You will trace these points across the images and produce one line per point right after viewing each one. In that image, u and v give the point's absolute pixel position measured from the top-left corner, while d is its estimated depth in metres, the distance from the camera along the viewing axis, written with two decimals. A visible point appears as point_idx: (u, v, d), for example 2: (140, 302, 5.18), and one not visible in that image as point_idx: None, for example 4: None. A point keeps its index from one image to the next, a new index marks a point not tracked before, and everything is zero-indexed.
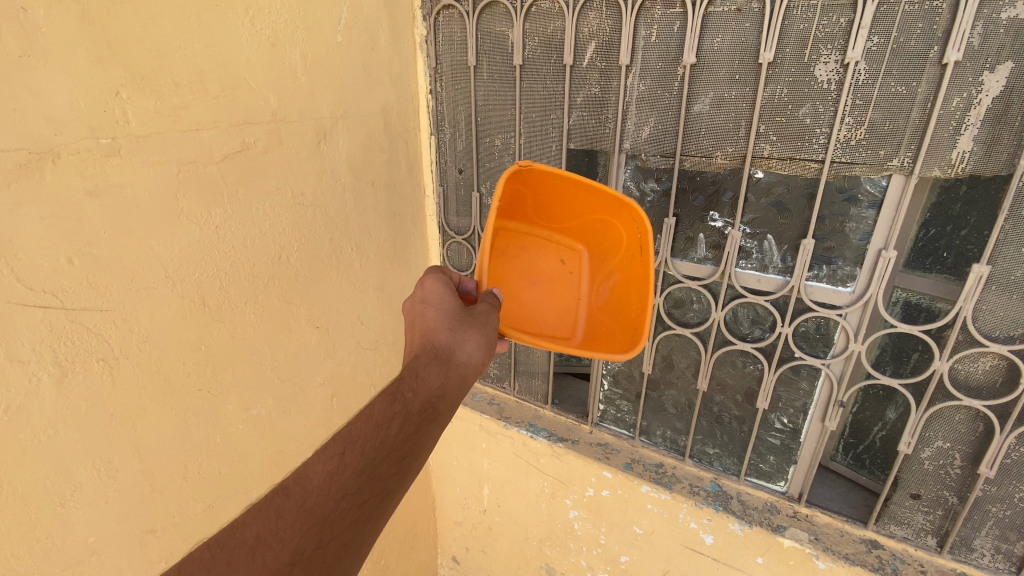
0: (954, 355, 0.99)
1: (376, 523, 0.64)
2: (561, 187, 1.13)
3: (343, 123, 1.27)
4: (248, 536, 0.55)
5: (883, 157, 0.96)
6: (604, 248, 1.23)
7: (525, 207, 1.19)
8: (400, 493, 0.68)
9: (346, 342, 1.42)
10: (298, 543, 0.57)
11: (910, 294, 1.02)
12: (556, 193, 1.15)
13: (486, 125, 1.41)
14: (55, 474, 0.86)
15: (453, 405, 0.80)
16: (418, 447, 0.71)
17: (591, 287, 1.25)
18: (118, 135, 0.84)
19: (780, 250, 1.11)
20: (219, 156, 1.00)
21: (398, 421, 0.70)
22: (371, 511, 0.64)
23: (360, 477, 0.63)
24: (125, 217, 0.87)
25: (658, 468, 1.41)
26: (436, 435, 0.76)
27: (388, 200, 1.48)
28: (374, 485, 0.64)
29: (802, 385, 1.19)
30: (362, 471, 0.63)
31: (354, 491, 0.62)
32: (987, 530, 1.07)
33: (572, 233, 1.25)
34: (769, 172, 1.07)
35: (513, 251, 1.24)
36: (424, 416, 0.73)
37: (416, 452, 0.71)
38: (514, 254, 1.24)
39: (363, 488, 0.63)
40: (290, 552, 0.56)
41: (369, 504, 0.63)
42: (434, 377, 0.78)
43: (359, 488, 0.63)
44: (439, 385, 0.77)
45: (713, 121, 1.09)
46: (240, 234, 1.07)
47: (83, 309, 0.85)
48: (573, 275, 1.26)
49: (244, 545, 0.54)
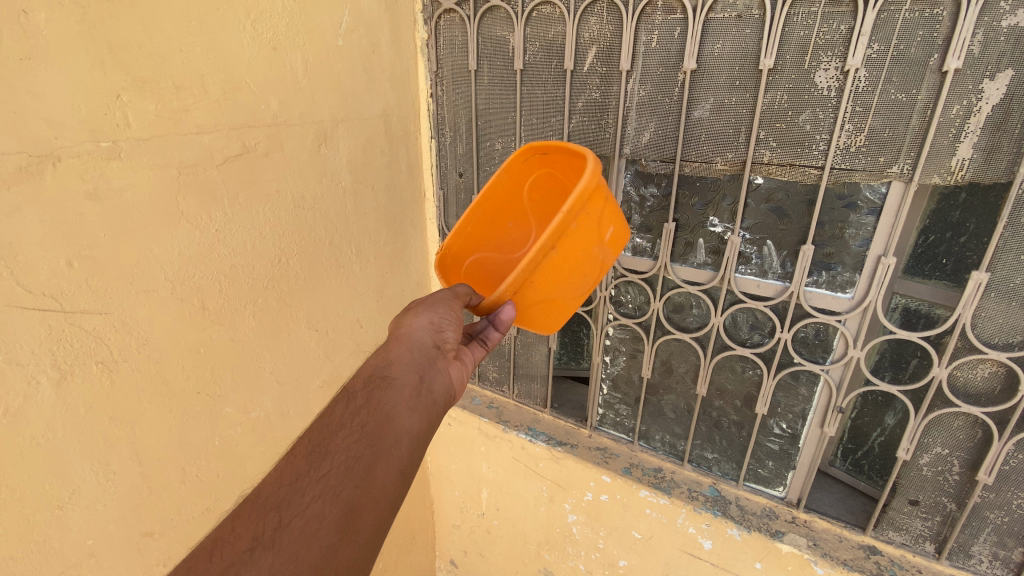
0: (953, 361, 1.00)
1: (351, 490, 0.69)
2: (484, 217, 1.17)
3: (344, 126, 1.27)
4: (208, 542, 0.62)
5: (883, 164, 0.96)
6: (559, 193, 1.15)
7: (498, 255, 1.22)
8: (377, 459, 0.73)
9: (345, 345, 1.42)
10: (258, 529, 0.63)
11: (910, 300, 1.02)
12: (487, 224, 1.18)
13: (486, 128, 1.41)
14: (53, 476, 0.85)
15: (415, 365, 0.86)
16: (378, 414, 0.77)
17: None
18: (119, 138, 0.84)
19: (779, 256, 1.11)
20: (220, 158, 1.00)
21: (345, 404, 0.79)
22: (338, 482, 0.69)
23: (308, 460, 0.70)
24: (124, 219, 0.87)
25: (657, 473, 1.41)
26: (407, 397, 0.81)
27: (389, 202, 1.48)
28: (326, 462, 0.70)
29: (801, 391, 1.19)
30: (311, 452, 0.71)
31: (306, 470, 0.69)
32: (986, 536, 1.07)
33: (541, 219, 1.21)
34: (769, 178, 1.07)
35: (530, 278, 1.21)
36: (372, 386, 0.81)
37: (376, 418, 0.77)
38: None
39: (316, 463, 0.70)
40: (249, 540, 0.62)
41: (333, 475, 0.69)
42: (376, 358, 0.87)
43: (312, 466, 0.70)
44: (383, 361, 0.86)
45: (713, 126, 1.09)
46: (240, 236, 1.07)
47: (82, 311, 0.84)
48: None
49: (207, 548, 0.62)
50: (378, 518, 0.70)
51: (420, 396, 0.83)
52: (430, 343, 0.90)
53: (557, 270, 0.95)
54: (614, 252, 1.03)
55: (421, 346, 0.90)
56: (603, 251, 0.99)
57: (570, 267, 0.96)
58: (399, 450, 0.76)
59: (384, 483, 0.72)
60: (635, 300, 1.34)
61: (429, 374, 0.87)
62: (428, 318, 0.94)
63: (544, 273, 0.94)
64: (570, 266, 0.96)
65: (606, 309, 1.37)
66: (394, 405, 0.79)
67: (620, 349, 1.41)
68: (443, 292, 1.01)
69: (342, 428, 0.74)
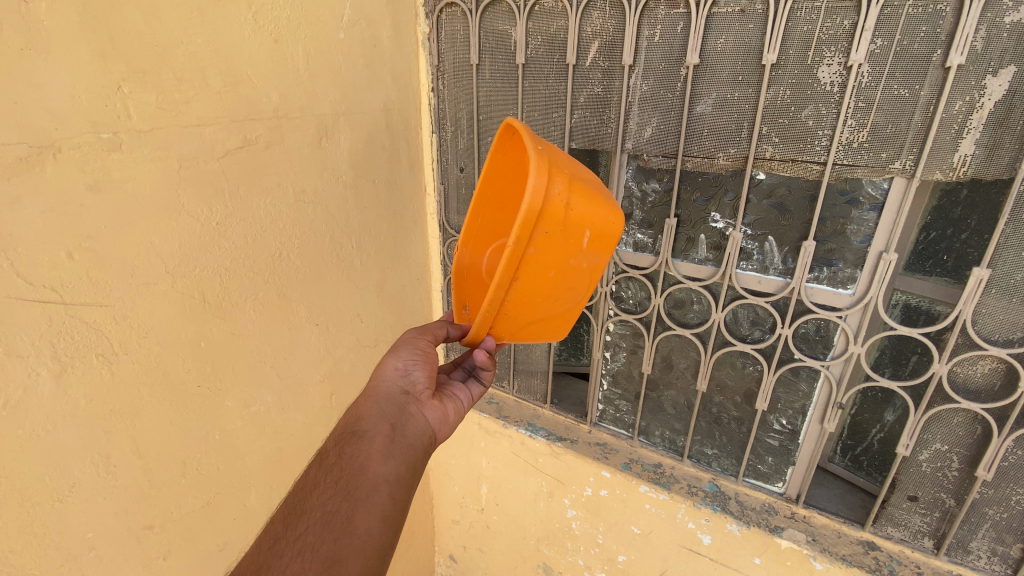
0: (953, 358, 1.00)
1: (333, 541, 0.69)
2: (491, 200, 1.14)
3: (345, 119, 1.26)
4: None
5: (885, 159, 0.96)
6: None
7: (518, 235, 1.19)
8: (355, 508, 0.73)
9: (345, 340, 1.42)
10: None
11: (910, 297, 1.03)
12: (496, 210, 1.16)
13: (487, 124, 1.41)
14: (53, 469, 0.85)
15: (385, 415, 0.88)
16: (353, 466, 0.78)
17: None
18: (120, 130, 0.84)
19: (781, 252, 1.11)
20: (221, 151, 1.00)
21: (319, 463, 0.80)
22: (317, 535, 0.69)
23: (285, 522, 0.71)
24: (124, 210, 0.87)
25: (656, 468, 1.41)
26: (380, 445, 0.83)
27: (389, 197, 1.47)
28: (304, 520, 0.71)
29: (801, 387, 1.19)
30: (287, 514, 0.72)
31: (283, 531, 0.69)
32: (984, 532, 1.08)
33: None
34: (771, 173, 1.07)
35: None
36: (344, 441, 0.82)
37: (351, 470, 0.77)
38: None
39: (293, 524, 0.70)
40: None
41: (311, 532, 0.69)
42: (348, 415, 0.89)
43: (290, 526, 0.70)
44: (354, 416, 0.88)
45: (715, 121, 1.09)
46: (241, 229, 1.07)
47: (83, 304, 0.84)
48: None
49: None
50: (366, 566, 0.70)
51: (395, 442, 0.85)
52: (398, 391, 0.93)
53: (532, 296, 0.92)
54: (603, 251, 0.96)
55: (389, 396, 0.92)
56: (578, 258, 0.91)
57: (544, 289, 0.92)
58: (378, 496, 0.76)
59: (367, 531, 0.72)
60: (636, 296, 1.34)
61: (400, 421, 0.89)
62: (393, 367, 0.97)
63: (517, 301, 0.92)
64: (547, 287, 0.92)
65: (607, 305, 1.37)
66: (368, 455, 0.80)
67: (620, 345, 1.41)
68: (410, 333, 1.04)
69: (317, 488, 0.75)
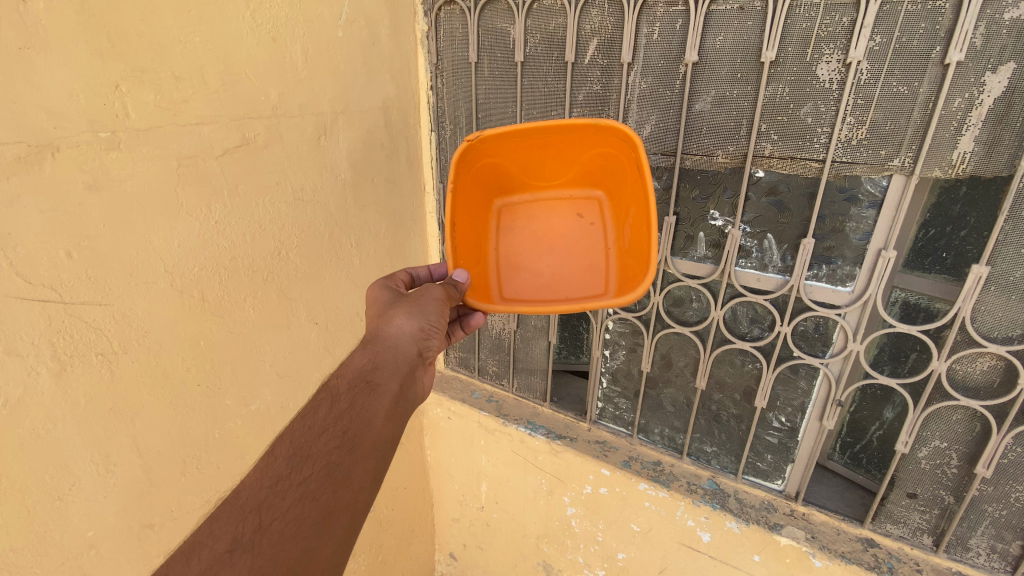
0: (952, 355, 1.00)
1: (331, 492, 0.69)
2: (543, 139, 1.13)
3: (344, 118, 1.26)
4: (185, 545, 0.62)
5: (884, 157, 0.96)
6: (616, 181, 1.18)
7: (519, 176, 1.23)
8: (356, 463, 0.74)
9: (345, 339, 1.42)
10: (236, 531, 0.64)
11: (909, 294, 1.02)
12: (531, 147, 1.16)
13: (487, 122, 1.41)
14: (54, 467, 0.85)
15: (399, 371, 0.87)
16: (360, 418, 0.78)
17: (615, 225, 1.21)
18: (118, 129, 0.84)
19: (780, 250, 1.11)
20: (219, 150, 1.00)
21: (328, 403, 0.79)
22: (318, 485, 0.69)
23: (290, 462, 0.71)
24: (123, 210, 0.87)
25: (656, 466, 1.41)
26: (388, 403, 0.82)
27: (388, 196, 1.47)
28: (308, 465, 0.71)
29: (801, 384, 1.19)
30: (292, 455, 0.72)
31: (287, 473, 0.70)
32: (984, 529, 1.08)
33: (583, 180, 1.24)
34: (770, 171, 1.07)
35: (523, 223, 1.28)
36: (357, 390, 0.81)
37: (357, 423, 0.77)
38: (526, 225, 1.28)
39: (297, 467, 0.70)
40: (227, 541, 0.62)
41: (313, 480, 0.70)
42: (361, 357, 0.87)
43: (294, 469, 0.70)
44: (368, 362, 0.87)
45: (714, 119, 1.09)
46: (240, 229, 1.07)
47: (82, 303, 0.84)
48: (596, 226, 1.24)
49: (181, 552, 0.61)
50: (354, 521, 0.71)
51: (400, 406, 0.84)
52: (415, 351, 0.91)
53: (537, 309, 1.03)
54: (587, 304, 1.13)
55: (405, 352, 0.90)
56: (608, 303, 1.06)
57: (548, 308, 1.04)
58: (377, 455, 0.77)
59: (362, 488, 0.73)
60: None
61: (409, 381, 0.88)
62: (417, 323, 0.94)
63: None
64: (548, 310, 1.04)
65: None
66: (376, 413, 0.80)
67: (620, 343, 1.41)
68: (435, 290, 1.00)
69: (324, 432, 0.75)
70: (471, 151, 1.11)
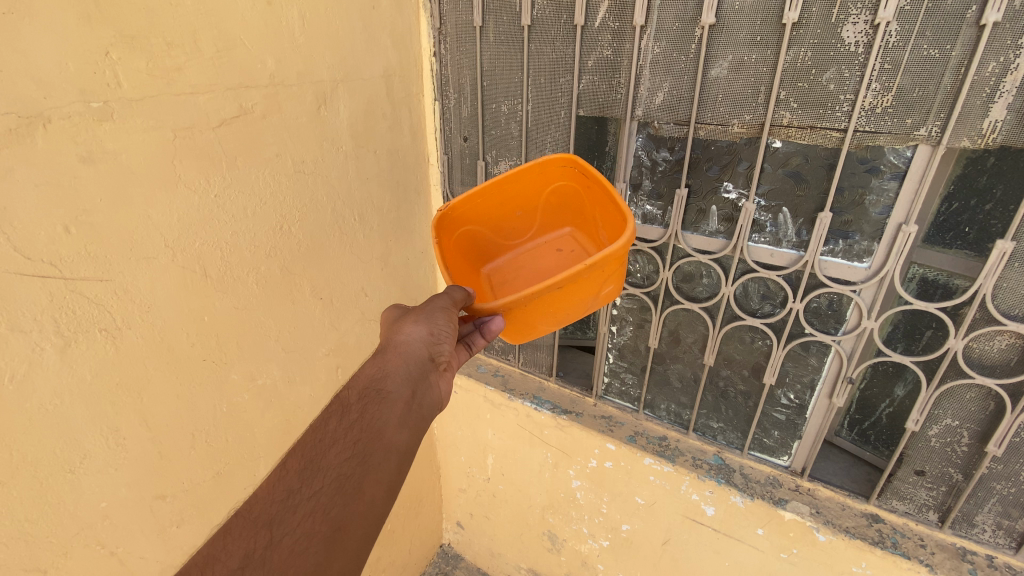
0: (969, 333, 0.97)
1: (342, 507, 0.70)
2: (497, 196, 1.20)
3: (344, 87, 1.22)
4: (198, 558, 0.63)
5: (909, 126, 0.91)
6: (580, 209, 1.23)
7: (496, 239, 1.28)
8: (367, 474, 0.74)
9: (350, 314, 1.41)
10: (249, 546, 0.64)
11: (928, 270, 0.99)
12: (497, 203, 1.21)
13: (492, 90, 1.36)
14: (64, 442, 0.86)
15: (410, 377, 0.87)
16: (372, 428, 0.79)
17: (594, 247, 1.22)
18: (111, 99, 0.81)
19: (795, 224, 1.08)
20: (216, 121, 0.97)
21: (339, 414, 0.80)
22: (331, 498, 0.70)
23: (302, 474, 0.71)
24: (120, 183, 0.85)
25: (661, 441, 1.41)
26: (399, 411, 0.82)
27: (391, 168, 1.44)
28: (320, 477, 0.71)
29: (811, 361, 1.17)
30: (303, 468, 0.72)
31: (298, 487, 0.70)
32: (990, 506, 1.07)
33: (547, 222, 1.28)
34: (788, 141, 1.03)
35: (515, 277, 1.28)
36: (367, 399, 0.82)
37: (367, 432, 0.78)
38: (516, 278, 1.27)
39: (309, 480, 0.71)
40: (239, 556, 0.63)
41: (324, 493, 0.70)
42: (371, 367, 0.88)
43: (305, 481, 0.71)
44: (380, 371, 0.87)
45: (730, 86, 1.03)
46: (240, 202, 1.05)
47: (84, 279, 0.83)
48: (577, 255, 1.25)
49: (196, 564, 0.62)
50: (365, 536, 0.71)
51: (412, 409, 0.84)
52: (425, 355, 0.90)
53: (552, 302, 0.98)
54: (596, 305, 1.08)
55: (417, 358, 0.90)
56: (597, 303, 1.06)
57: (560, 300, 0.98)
58: (388, 467, 0.77)
59: (373, 498, 0.73)
60: (644, 269, 1.31)
61: (421, 389, 0.87)
62: (426, 328, 0.93)
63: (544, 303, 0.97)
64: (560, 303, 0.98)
65: None
66: (386, 420, 0.80)
67: (627, 319, 1.39)
68: (441, 300, 0.98)
69: (336, 444, 0.75)
70: (445, 222, 1.16)
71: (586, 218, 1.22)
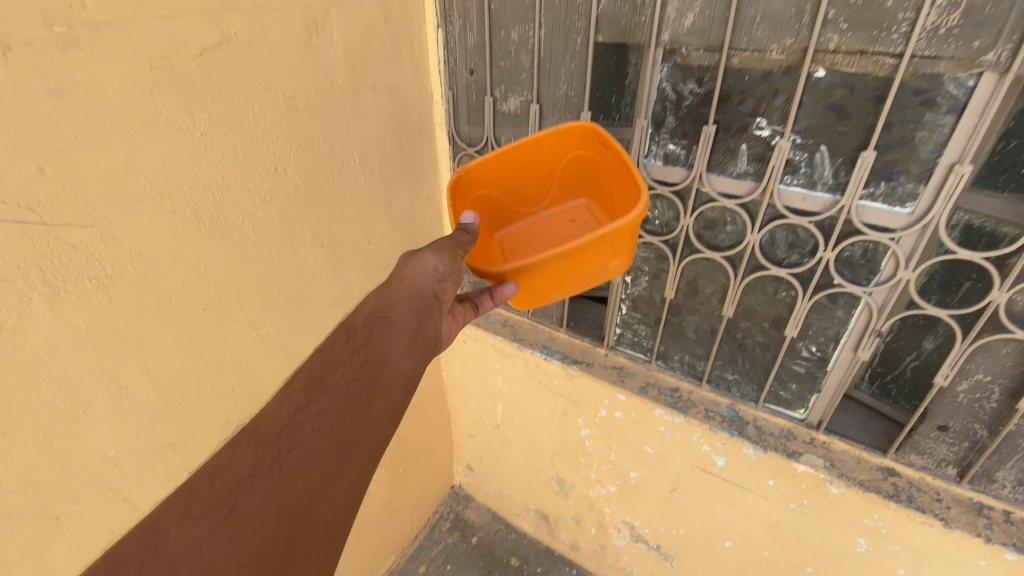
0: (1015, 285, 0.89)
1: (348, 425, 0.72)
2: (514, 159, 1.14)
3: (336, 11, 1.10)
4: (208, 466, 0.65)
5: (977, 50, 0.79)
6: (594, 179, 1.18)
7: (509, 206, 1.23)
8: (372, 397, 0.76)
9: (355, 262, 1.36)
10: (257, 457, 0.67)
11: (974, 216, 0.90)
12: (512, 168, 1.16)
13: (501, 14, 1.23)
14: (64, 392, 0.85)
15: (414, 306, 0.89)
16: (376, 351, 0.82)
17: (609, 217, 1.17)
18: (75, 22, 0.73)
19: (832, 165, 0.98)
20: (196, 49, 0.88)
21: (345, 338, 0.83)
22: (337, 416, 0.72)
23: (309, 394, 0.75)
24: (95, 120, 0.78)
25: (673, 393, 1.37)
26: (404, 340, 0.85)
27: (393, 105, 1.33)
28: (326, 397, 0.74)
29: (838, 314, 1.10)
30: (309, 388, 0.75)
31: (306, 405, 0.73)
32: (1014, 463, 1.04)
33: (561, 195, 1.25)
34: (833, 70, 0.91)
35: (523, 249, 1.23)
36: (371, 325, 0.85)
37: (372, 357, 0.81)
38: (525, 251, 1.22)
39: (315, 399, 0.74)
40: (249, 467, 0.65)
41: (331, 411, 0.73)
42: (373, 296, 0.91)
43: (311, 400, 0.74)
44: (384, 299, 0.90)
45: (772, 5, 0.91)
46: (230, 142, 0.97)
47: (67, 225, 0.78)
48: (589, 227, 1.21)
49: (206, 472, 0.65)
50: (372, 457, 0.73)
51: (416, 337, 0.86)
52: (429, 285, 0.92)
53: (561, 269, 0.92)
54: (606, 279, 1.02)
55: (420, 287, 0.91)
56: (605, 277, 1.00)
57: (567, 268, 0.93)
58: (393, 388, 0.79)
59: (378, 419, 0.75)
60: (663, 216, 1.23)
61: (426, 322, 0.89)
62: (429, 258, 0.94)
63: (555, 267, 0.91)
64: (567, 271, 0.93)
65: None
66: (390, 344, 0.83)
67: (643, 269, 1.32)
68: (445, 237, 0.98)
69: (341, 368, 0.78)
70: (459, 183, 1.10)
71: (600, 188, 1.17)
